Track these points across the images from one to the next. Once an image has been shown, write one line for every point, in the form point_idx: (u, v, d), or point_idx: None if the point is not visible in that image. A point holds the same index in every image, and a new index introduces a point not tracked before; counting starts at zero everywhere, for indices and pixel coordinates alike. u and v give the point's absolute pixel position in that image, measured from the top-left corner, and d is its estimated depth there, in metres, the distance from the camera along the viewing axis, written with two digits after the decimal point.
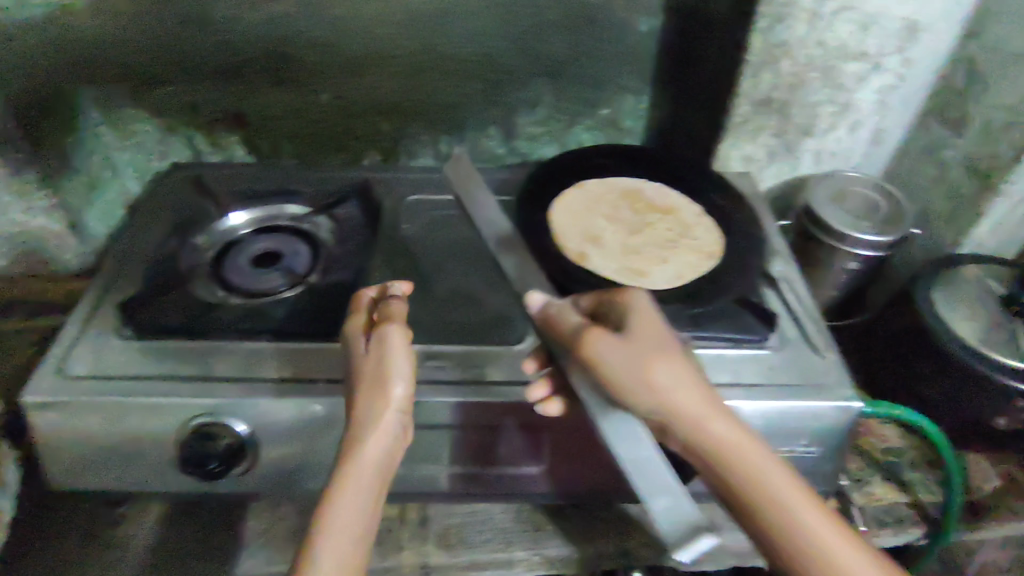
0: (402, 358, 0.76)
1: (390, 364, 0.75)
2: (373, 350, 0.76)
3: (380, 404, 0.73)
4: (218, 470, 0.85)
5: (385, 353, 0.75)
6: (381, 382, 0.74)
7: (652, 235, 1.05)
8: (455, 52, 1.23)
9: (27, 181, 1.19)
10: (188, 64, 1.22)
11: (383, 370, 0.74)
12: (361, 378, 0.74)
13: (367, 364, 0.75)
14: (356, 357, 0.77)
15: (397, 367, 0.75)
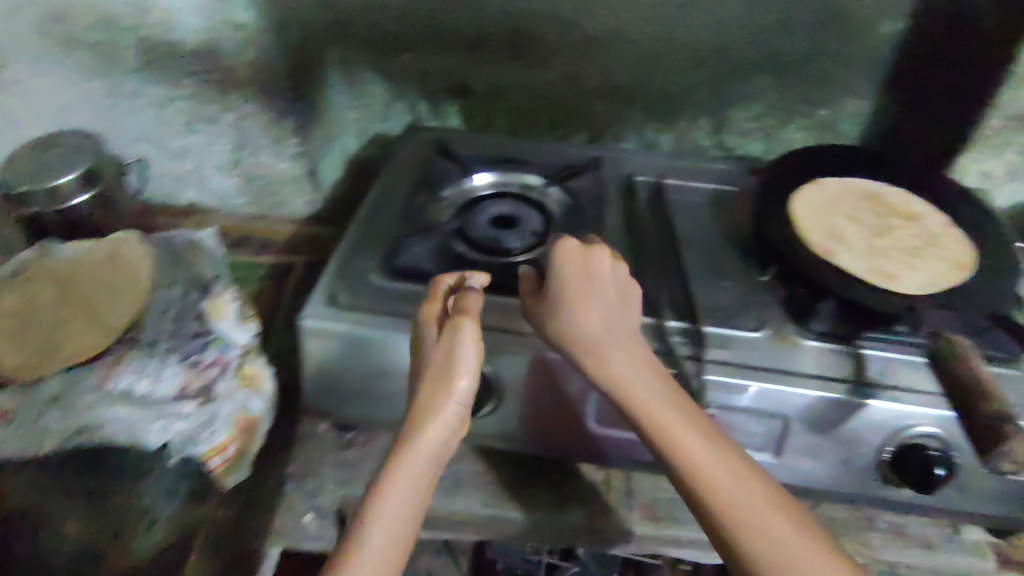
0: (468, 354, 0.80)
1: (457, 355, 0.79)
2: (445, 341, 0.80)
3: (438, 395, 0.78)
4: (469, 407, 0.90)
5: (450, 349, 0.79)
6: (449, 375, 0.79)
7: (897, 240, 1.03)
8: (690, 41, 1.28)
9: (283, 128, 1.29)
10: (439, 33, 1.33)
11: (447, 360, 0.79)
12: (433, 367, 0.79)
13: (435, 354, 0.80)
14: (425, 344, 0.81)
15: (461, 357, 0.79)
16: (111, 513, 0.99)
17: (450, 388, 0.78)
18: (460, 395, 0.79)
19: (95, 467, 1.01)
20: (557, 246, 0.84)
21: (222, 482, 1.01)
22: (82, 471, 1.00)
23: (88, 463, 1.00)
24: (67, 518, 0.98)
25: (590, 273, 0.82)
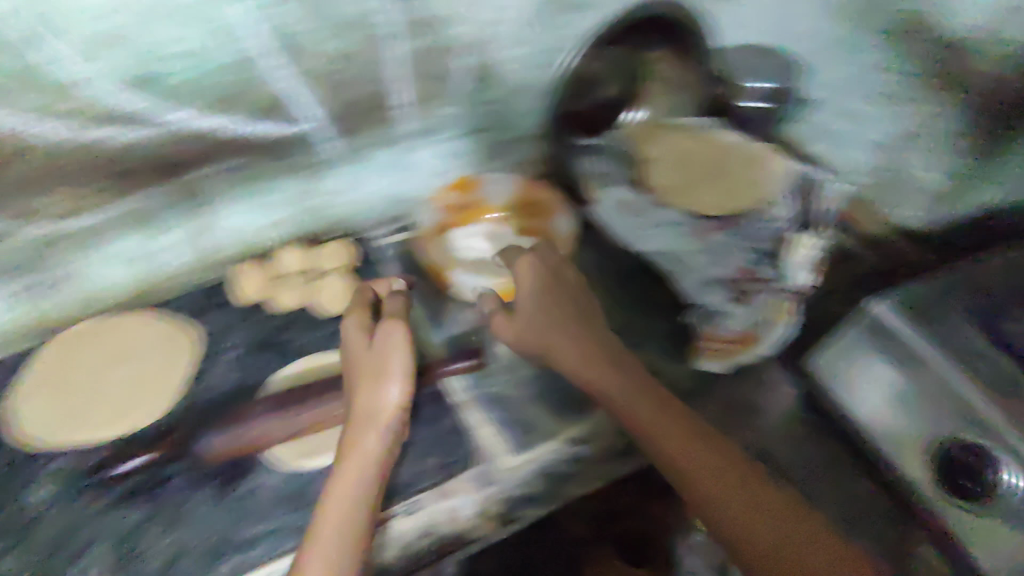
0: (402, 361, 0.95)
1: (369, 343, 0.98)
2: (376, 353, 0.95)
3: (382, 375, 0.92)
4: (964, 486, 0.84)
5: (362, 344, 0.98)
6: (368, 360, 0.95)
7: None
8: None
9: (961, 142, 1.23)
10: None
11: (371, 364, 0.95)
12: (355, 380, 0.94)
13: (360, 356, 0.97)
14: (356, 352, 0.97)
15: (374, 346, 0.97)
16: (620, 314, 1.24)
17: (374, 379, 0.92)
18: (370, 386, 0.92)
19: (639, 283, 1.29)
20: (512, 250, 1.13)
21: (697, 360, 1.14)
22: (626, 280, 1.30)
23: (635, 277, 1.30)
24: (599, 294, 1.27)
25: (560, 268, 1.09)
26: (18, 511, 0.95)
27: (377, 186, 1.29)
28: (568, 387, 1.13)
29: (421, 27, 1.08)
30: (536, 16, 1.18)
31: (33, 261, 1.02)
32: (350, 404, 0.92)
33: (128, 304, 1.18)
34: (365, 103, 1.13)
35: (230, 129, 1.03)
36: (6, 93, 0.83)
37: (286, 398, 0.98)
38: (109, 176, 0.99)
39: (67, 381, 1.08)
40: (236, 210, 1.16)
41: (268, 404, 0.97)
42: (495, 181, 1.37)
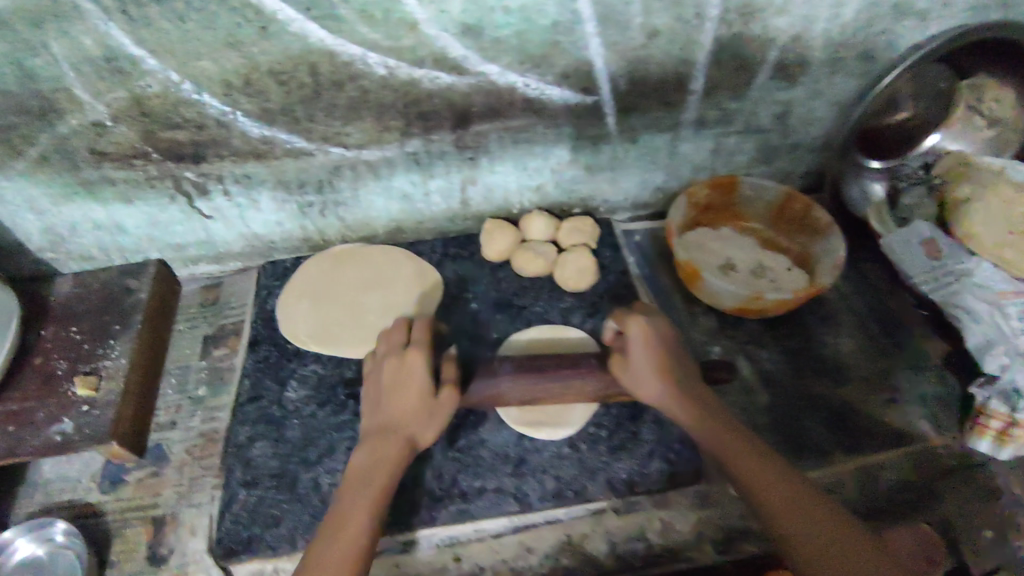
0: (440, 411, 0.84)
1: (419, 383, 0.84)
2: (414, 391, 0.83)
3: (422, 427, 0.82)
4: None
5: (410, 375, 0.84)
6: (407, 397, 0.83)
7: None
8: None
9: None
10: None
11: (407, 407, 0.82)
12: (386, 409, 0.83)
13: (393, 385, 0.85)
14: (396, 387, 0.84)
15: (419, 390, 0.83)
16: (879, 361, 1.10)
17: (412, 420, 0.82)
18: (419, 425, 0.82)
19: (901, 333, 1.14)
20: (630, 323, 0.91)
21: (972, 436, 0.97)
22: (886, 326, 1.15)
23: (895, 326, 1.15)
24: (853, 334, 1.15)
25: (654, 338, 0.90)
26: (275, 405, 1.02)
27: (637, 171, 1.22)
28: (812, 428, 1.02)
29: (739, 12, 0.99)
30: (864, 17, 1.04)
31: (326, 182, 1.11)
32: (375, 434, 0.82)
33: (386, 237, 1.25)
34: (656, 83, 1.07)
35: (525, 91, 1.04)
36: (354, 25, 0.91)
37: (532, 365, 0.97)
38: (409, 117, 1.04)
39: (335, 294, 1.15)
40: (502, 170, 1.16)
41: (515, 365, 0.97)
42: (757, 186, 1.24)
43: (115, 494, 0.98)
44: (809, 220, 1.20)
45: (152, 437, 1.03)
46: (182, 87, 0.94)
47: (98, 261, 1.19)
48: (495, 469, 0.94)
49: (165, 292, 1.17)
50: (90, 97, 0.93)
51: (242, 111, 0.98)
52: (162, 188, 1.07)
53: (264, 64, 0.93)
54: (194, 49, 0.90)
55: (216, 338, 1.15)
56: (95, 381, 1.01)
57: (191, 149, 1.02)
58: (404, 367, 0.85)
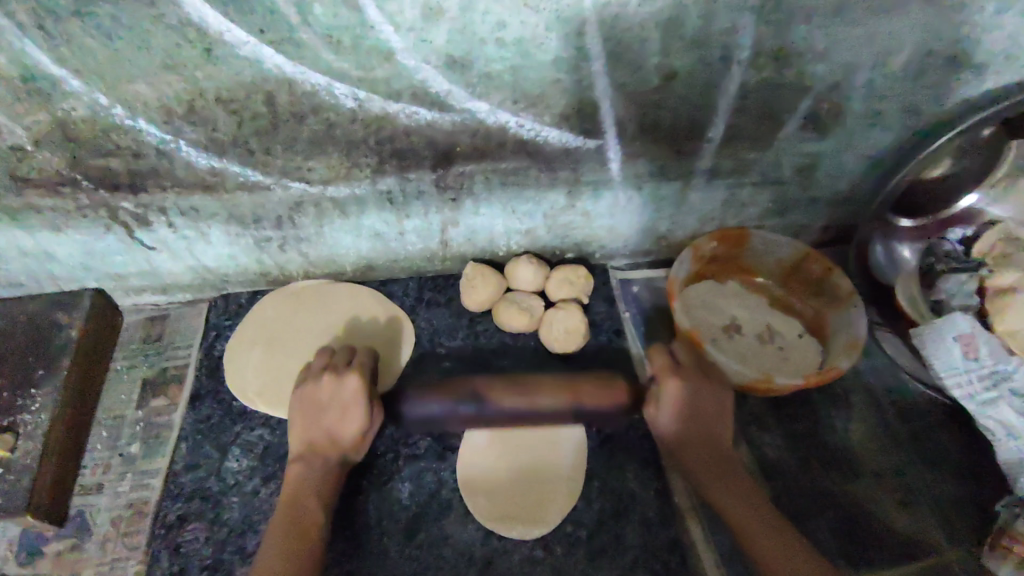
0: (373, 429, 0.86)
1: (357, 408, 0.83)
2: (337, 404, 0.84)
3: (354, 447, 0.84)
4: None
5: (348, 398, 0.84)
6: (341, 419, 0.84)
7: None
8: None
9: None
10: None
11: (343, 428, 0.84)
12: (322, 424, 0.84)
13: (330, 403, 0.85)
14: (326, 407, 0.85)
15: (357, 413, 0.83)
16: (895, 455, 0.96)
17: (348, 441, 0.84)
18: (354, 445, 0.84)
19: (922, 423, 0.99)
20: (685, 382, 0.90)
21: (988, 555, 0.84)
22: (904, 412, 1.01)
23: (915, 414, 1.00)
24: (867, 419, 1.00)
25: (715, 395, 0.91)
26: (214, 478, 0.91)
27: (639, 218, 1.08)
28: (814, 534, 0.88)
29: (772, 56, 0.85)
30: (916, 68, 0.90)
31: (286, 218, 0.98)
32: (309, 450, 0.84)
33: (355, 275, 1.12)
34: (669, 129, 0.93)
35: (517, 132, 0.90)
36: (317, 52, 0.77)
37: (492, 401, 0.88)
38: (382, 154, 0.89)
39: (289, 344, 1.01)
40: (487, 212, 1.02)
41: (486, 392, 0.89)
42: (771, 241, 1.07)
43: (28, 571, 0.87)
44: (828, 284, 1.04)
45: (75, 502, 0.92)
46: (113, 111, 0.80)
47: (29, 288, 1.06)
48: (457, 572, 0.84)
49: (102, 327, 1.05)
50: (4, 117, 0.79)
51: (187, 140, 0.84)
52: (96, 218, 0.94)
53: (211, 90, 0.79)
54: (126, 71, 0.76)
55: (157, 384, 1.01)
56: (12, 440, 0.90)
57: (127, 179, 0.88)
58: (341, 388, 0.85)
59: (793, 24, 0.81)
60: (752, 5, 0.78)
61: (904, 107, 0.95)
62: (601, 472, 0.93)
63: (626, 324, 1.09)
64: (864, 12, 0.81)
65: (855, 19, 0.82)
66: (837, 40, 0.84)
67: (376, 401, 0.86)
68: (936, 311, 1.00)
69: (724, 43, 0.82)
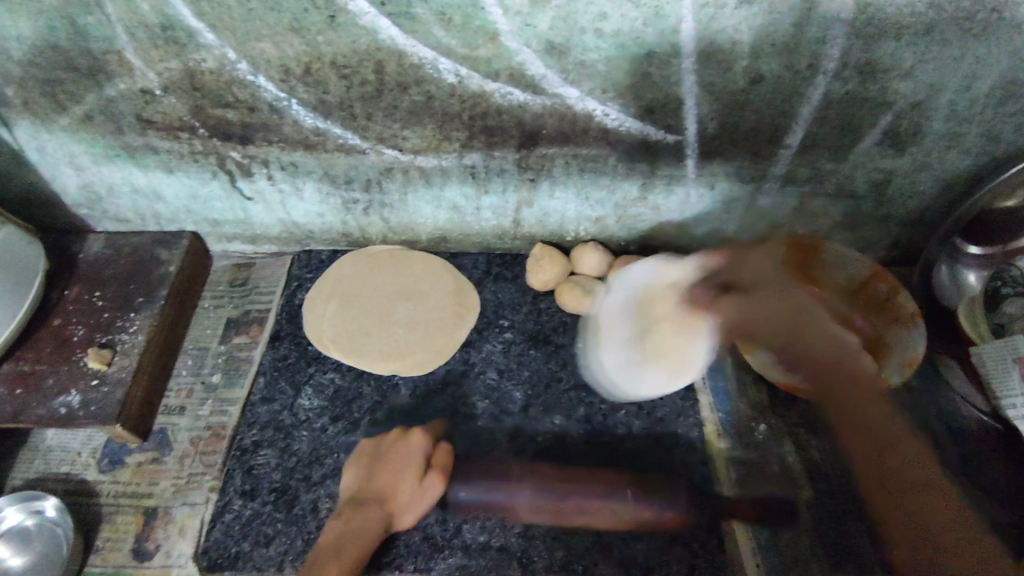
0: (426, 500, 0.83)
1: (411, 471, 0.84)
2: (396, 471, 0.84)
3: (402, 515, 0.82)
4: None
5: (406, 456, 0.85)
6: (396, 476, 0.84)
7: None
8: None
9: None
10: None
11: (395, 490, 0.83)
12: (376, 477, 0.84)
13: (388, 458, 0.86)
14: (381, 473, 0.84)
15: (411, 476, 0.84)
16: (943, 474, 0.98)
17: (398, 505, 0.82)
18: (403, 509, 0.82)
19: (969, 447, 1.01)
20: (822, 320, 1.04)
21: None
22: (954, 435, 1.02)
23: (964, 437, 1.02)
24: (918, 436, 1.01)
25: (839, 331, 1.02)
26: (287, 411, 0.98)
27: (706, 217, 1.12)
28: (855, 539, 0.90)
29: (860, 68, 0.87)
30: (1001, 94, 0.91)
31: (375, 182, 1.05)
32: (356, 502, 0.83)
33: (428, 244, 1.18)
34: (748, 132, 0.96)
35: (602, 121, 0.95)
36: (430, 27, 0.83)
37: (558, 478, 0.92)
38: (472, 129, 0.96)
39: (364, 299, 1.08)
40: (562, 196, 1.07)
41: (537, 483, 0.91)
42: (841, 256, 1.10)
43: (112, 475, 0.95)
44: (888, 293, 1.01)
45: (159, 420, 1.00)
46: (238, 66, 0.88)
47: (133, 224, 1.16)
48: (504, 525, 0.89)
49: (195, 267, 1.13)
50: (141, 62, 0.88)
51: (298, 99, 0.92)
52: (205, 164, 1.02)
53: (328, 54, 0.86)
54: (256, 29, 0.84)
55: (239, 323, 1.10)
56: (109, 355, 0.97)
57: (239, 130, 0.97)
58: (403, 445, 0.87)
59: (885, 39, 0.83)
60: (846, 17, 0.81)
61: (986, 132, 0.96)
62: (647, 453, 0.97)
63: None
64: (957, 33, 0.83)
65: (946, 40, 0.84)
66: (926, 58, 0.86)
67: (434, 472, 0.85)
68: (996, 333, 1.02)
69: (814, 51, 0.85)
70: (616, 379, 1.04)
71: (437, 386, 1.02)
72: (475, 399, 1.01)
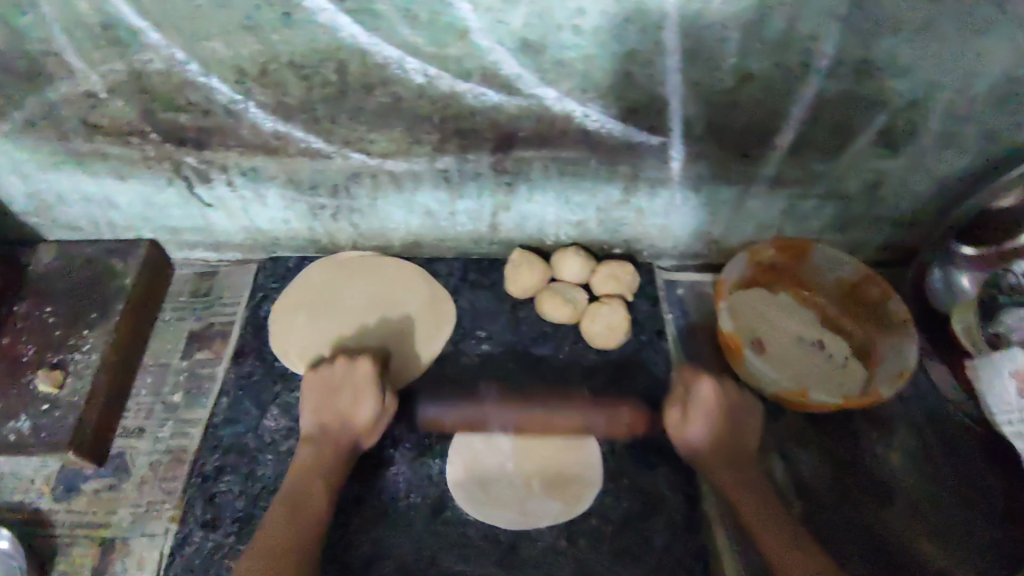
0: (387, 416, 0.87)
1: (367, 392, 0.85)
2: (343, 420, 0.85)
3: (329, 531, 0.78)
4: None
5: (360, 383, 0.85)
6: (353, 399, 0.85)
7: None
8: None
9: None
10: None
11: (354, 412, 0.84)
12: (336, 405, 0.85)
13: (344, 386, 0.86)
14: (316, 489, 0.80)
15: (370, 397, 0.85)
16: (933, 487, 0.95)
17: (359, 423, 0.84)
18: (366, 429, 0.85)
19: (963, 456, 0.98)
20: (799, 346, 1.01)
21: None
22: (947, 443, 0.99)
23: (957, 446, 0.99)
24: (906, 446, 0.99)
25: (815, 360, 1.00)
26: (252, 434, 0.93)
27: (692, 219, 1.07)
28: (841, 558, 0.88)
29: (854, 67, 0.82)
30: (999, 92, 0.86)
31: (342, 187, 0.98)
32: (322, 432, 0.85)
33: (402, 250, 1.12)
34: (736, 133, 0.91)
35: (583, 122, 0.89)
36: (394, 24, 0.77)
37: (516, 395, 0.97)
38: (444, 132, 0.90)
39: (335, 310, 1.03)
40: (541, 200, 1.01)
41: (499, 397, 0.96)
42: (833, 257, 1.05)
43: (67, 504, 0.90)
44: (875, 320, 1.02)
45: (117, 443, 0.94)
46: (187, 67, 0.81)
47: (87, 233, 1.10)
48: (481, 553, 0.85)
49: (153, 277, 1.07)
50: (81, 64, 0.81)
51: (255, 102, 0.85)
52: (159, 170, 0.96)
53: (285, 54, 0.80)
54: (205, 28, 0.77)
55: (202, 337, 1.04)
56: (61, 377, 0.92)
57: (194, 135, 0.90)
58: (354, 370, 0.87)
59: (879, 36, 0.78)
60: (839, 13, 0.76)
61: (982, 131, 0.92)
62: (631, 471, 0.92)
63: (668, 325, 1.08)
64: (955, 29, 0.78)
65: (944, 37, 0.79)
66: (923, 56, 0.81)
67: (389, 394, 0.88)
68: (992, 344, 0.98)
69: (806, 49, 0.80)
70: (599, 392, 1.00)
71: (412, 403, 0.97)
72: None
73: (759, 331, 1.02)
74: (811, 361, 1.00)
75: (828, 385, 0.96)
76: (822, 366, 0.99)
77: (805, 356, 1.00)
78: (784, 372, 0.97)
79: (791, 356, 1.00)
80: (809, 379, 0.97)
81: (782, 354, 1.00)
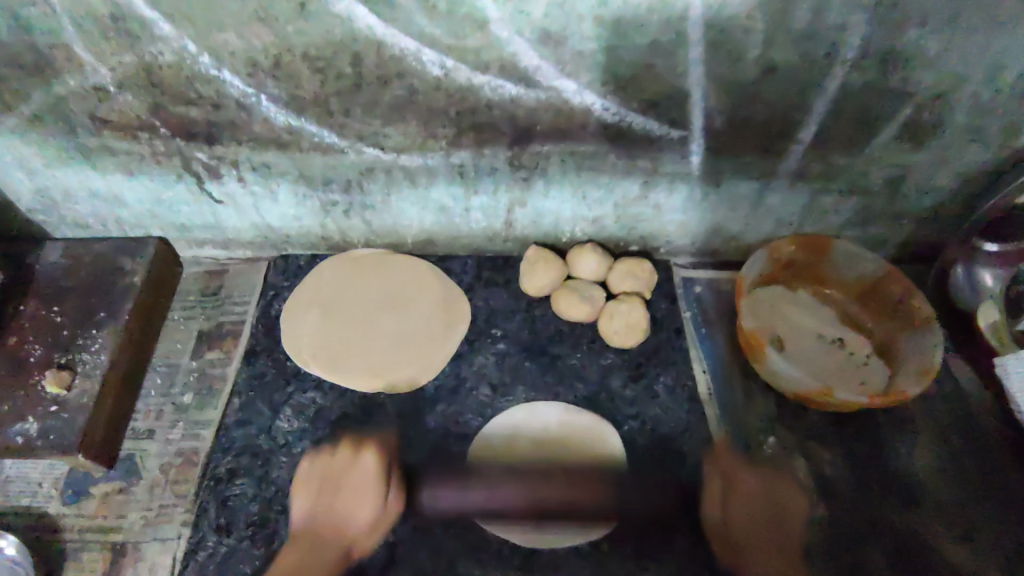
0: (386, 520, 0.80)
1: (371, 493, 0.80)
2: (337, 515, 0.79)
3: None
4: None
5: (363, 482, 0.81)
6: (348, 500, 0.80)
7: None
8: None
9: None
10: None
11: (350, 517, 0.78)
12: (333, 506, 0.79)
13: (343, 483, 0.81)
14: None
15: (369, 499, 0.79)
16: (961, 489, 0.93)
17: (354, 527, 0.78)
18: (360, 534, 0.78)
19: (988, 456, 0.96)
20: (821, 346, 0.99)
21: None
22: (973, 442, 0.97)
23: (983, 445, 0.97)
24: (931, 446, 0.97)
25: (838, 360, 0.98)
26: (264, 435, 0.91)
27: (711, 215, 1.05)
28: (870, 563, 0.85)
29: (881, 58, 0.80)
30: None
31: (355, 183, 0.97)
32: (314, 525, 0.79)
33: (415, 247, 1.10)
34: (758, 126, 0.89)
35: (602, 115, 0.87)
36: (411, 14, 0.75)
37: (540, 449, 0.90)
38: (460, 126, 0.88)
39: (347, 309, 1.01)
40: (557, 196, 1.00)
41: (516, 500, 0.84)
42: (855, 254, 1.03)
43: (76, 508, 0.88)
44: (899, 319, 1.00)
45: (126, 445, 0.93)
46: (199, 60, 0.79)
47: (95, 231, 1.08)
48: (500, 556, 0.83)
49: (162, 275, 1.05)
50: (89, 57, 0.79)
51: (268, 95, 0.83)
52: (169, 166, 0.94)
53: (299, 46, 0.78)
54: (217, 19, 0.75)
55: (212, 336, 1.02)
56: (69, 378, 0.90)
57: (205, 130, 0.88)
58: (359, 466, 0.82)
59: (908, 25, 0.76)
60: (868, 1, 0.74)
61: (1008, 125, 0.90)
62: (651, 472, 0.91)
63: (686, 323, 1.06)
64: (984, 20, 0.76)
65: (972, 27, 0.77)
66: (951, 46, 0.79)
67: (394, 491, 0.83)
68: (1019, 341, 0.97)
69: (832, 39, 0.78)
70: (618, 391, 0.98)
71: (427, 404, 0.95)
72: (468, 417, 0.94)
73: (780, 330, 0.99)
74: (835, 360, 0.98)
75: (853, 384, 0.94)
76: (846, 365, 0.97)
77: (829, 355, 0.98)
78: (808, 371, 0.95)
79: (815, 356, 0.97)
80: (833, 378, 0.95)
81: (805, 353, 0.98)
